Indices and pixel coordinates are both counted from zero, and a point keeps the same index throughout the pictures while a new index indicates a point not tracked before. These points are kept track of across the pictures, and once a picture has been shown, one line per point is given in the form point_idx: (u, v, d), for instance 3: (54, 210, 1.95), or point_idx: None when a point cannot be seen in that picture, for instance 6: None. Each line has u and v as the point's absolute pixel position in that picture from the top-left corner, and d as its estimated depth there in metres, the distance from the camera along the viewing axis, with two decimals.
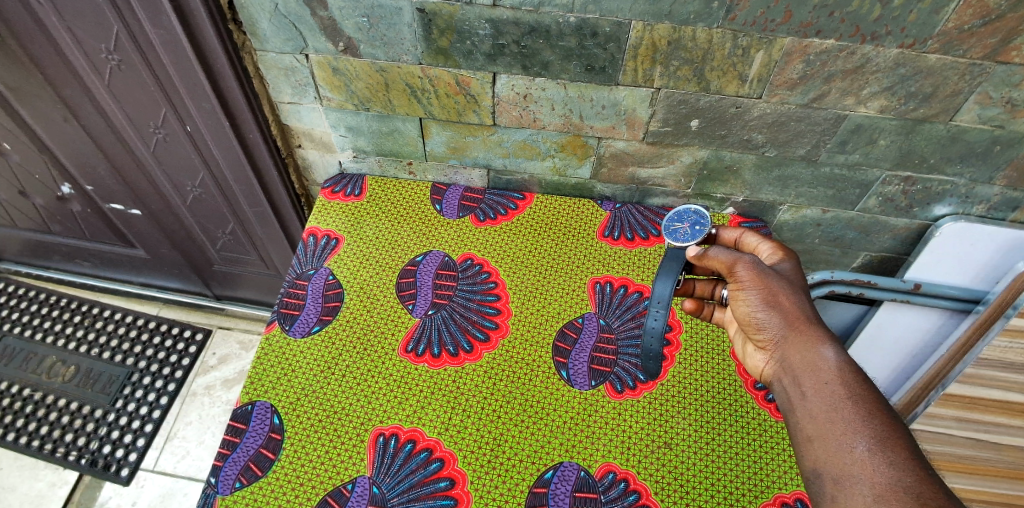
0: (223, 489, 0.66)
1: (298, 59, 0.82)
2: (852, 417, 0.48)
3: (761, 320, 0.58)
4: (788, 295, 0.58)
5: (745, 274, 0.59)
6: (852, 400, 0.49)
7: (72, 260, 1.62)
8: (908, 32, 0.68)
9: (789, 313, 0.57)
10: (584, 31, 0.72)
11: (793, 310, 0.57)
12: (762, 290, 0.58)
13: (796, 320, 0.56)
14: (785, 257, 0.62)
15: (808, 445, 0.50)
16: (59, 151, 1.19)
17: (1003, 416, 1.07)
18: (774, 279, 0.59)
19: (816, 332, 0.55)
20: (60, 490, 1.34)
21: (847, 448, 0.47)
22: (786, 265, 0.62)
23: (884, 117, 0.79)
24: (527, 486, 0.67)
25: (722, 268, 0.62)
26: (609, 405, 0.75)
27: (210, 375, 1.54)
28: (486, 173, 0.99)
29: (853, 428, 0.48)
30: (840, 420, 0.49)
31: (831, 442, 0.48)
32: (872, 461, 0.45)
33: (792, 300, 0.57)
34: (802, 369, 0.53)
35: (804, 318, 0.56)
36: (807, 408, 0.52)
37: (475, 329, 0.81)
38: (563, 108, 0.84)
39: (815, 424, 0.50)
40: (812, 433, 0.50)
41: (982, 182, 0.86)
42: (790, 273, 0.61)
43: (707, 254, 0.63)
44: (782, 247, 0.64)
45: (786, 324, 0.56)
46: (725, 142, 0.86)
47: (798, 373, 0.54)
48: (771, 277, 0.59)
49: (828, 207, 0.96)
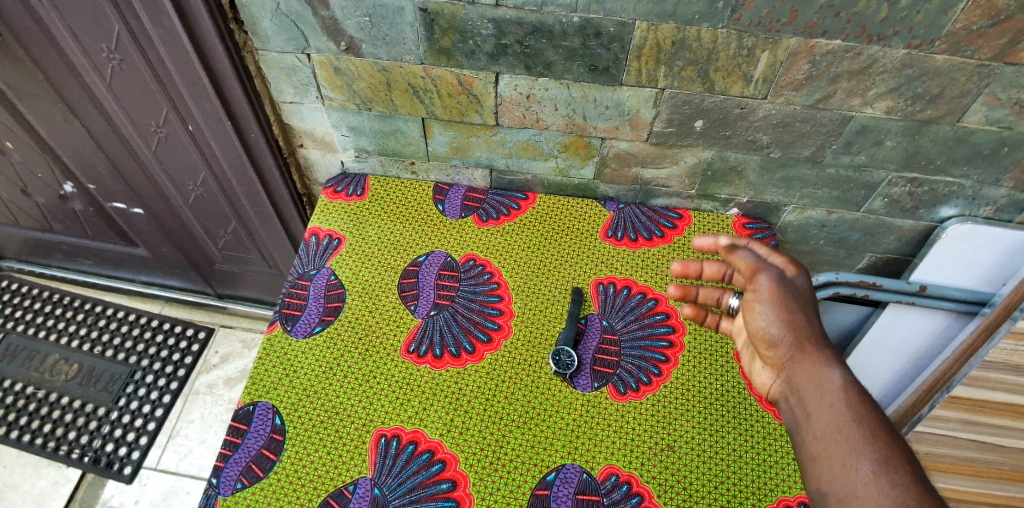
0: (225, 490, 0.66)
1: (300, 58, 0.81)
2: (856, 437, 0.48)
3: (774, 335, 0.59)
4: (801, 310, 0.59)
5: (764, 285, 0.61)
6: (857, 422, 0.49)
7: (75, 259, 1.62)
8: (915, 32, 0.67)
9: (800, 331, 0.57)
10: (587, 31, 0.72)
11: (804, 329, 0.58)
12: (775, 301, 0.60)
13: (805, 340, 0.57)
14: (800, 270, 0.62)
15: (812, 466, 0.50)
16: (61, 151, 1.20)
17: (1009, 419, 1.05)
18: (790, 293, 0.60)
19: (823, 355, 0.56)
20: (62, 488, 1.34)
21: (851, 469, 0.46)
22: (802, 279, 0.62)
23: (890, 118, 0.78)
24: (528, 489, 0.67)
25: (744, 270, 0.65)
26: (611, 407, 0.74)
27: (212, 374, 1.55)
28: (488, 173, 0.98)
29: (857, 450, 0.47)
30: (844, 441, 0.48)
31: (835, 462, 0.48)
32: (876, 482, 0.45)
33: (805, 318, 0.58)
34: (809, 392, 0.53)
35: (813, 339, 0.57)
36: (811, 430, 0.51)
37: (476, 330, 0.81)
38: (566, 108, 0.83)
39: (820, 447, 0.50)
40: (816, 454, 0.49)
41: (989, 183, 0.86)
42: (805, 290, 0.61)
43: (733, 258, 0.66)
44: (796, 262, 0.63)
45: (797, 342, 0.57)
46: (729, 142, 0.85)
47: (804, 395, 0.54)
48: (788, 291, 0.60)
49: (833, 209, 0.95)
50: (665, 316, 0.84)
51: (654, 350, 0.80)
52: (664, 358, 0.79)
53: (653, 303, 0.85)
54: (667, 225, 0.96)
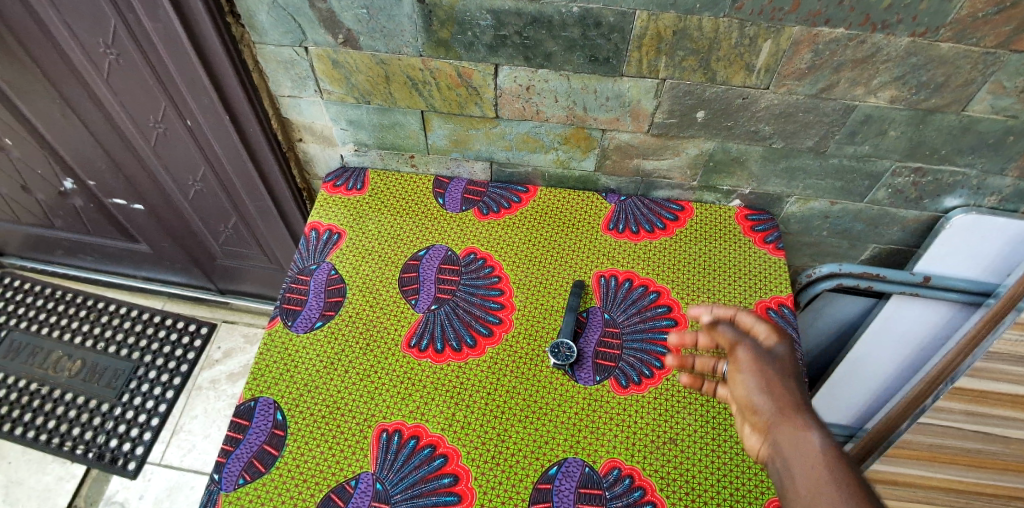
0: (226, 486, 0.66)
1: (297, 52, 0.81)
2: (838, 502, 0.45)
3: (755, 404, 0.56)
4: (781, 379, 0.57)
5: (743, 356, 0.60)
6: (840, 487, 0.46)
7: (76, 255, 1.62)
8: (919, 20, 0.66)
9: (782, 399, 0.55)
10: (587, 21, 0.71)
11: (784, 396, 0.55)
12: (757, 373, 0.58)
13: (786, 407, 0.54)
14: (780, 339, 0.61)
15: None
16: (60, 147, 1.19)
17: (1012, 411, 1.04)
18: (771, 365, 0.59)
19: (805, 420, 0.53)
20: (67, 484, 1.35)
21: None
22: (783, 348, 0.61)
23: (894, 107, 0.77)
24: (530, 483, 0.67)
25: (726, 344, 0.63)
26: (613, 400, 0.74)
27: (215, 369, 1.55)
28: (488, 166, 0.98)
29: None
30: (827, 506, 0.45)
31: None
32: None
33: (786, 385, 0.57)
34: (791, 458, 0.50)
35: (795, 405, 0.54)
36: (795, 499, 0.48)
37: (478, 325, 0.80)
38: (566, 100, 0.82)
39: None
40: None
41: (994, 173, 0.85)
42: (785, 359, 0.60)
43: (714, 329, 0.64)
44: (778, 329, 0.62)
45: (777, 409, 0.55)
46: (731, 133, 0.85)
47: (787, 462, 0.51)
48: (767, 361, 0.59)
49: (837, 199, 0.94)
50: (667, 309, 0.83)
51: (656, 343, 0.80)
52: (666, 351, 0.79)
53: (655, 296, 0.85)
54: (669, 217, 0.95)
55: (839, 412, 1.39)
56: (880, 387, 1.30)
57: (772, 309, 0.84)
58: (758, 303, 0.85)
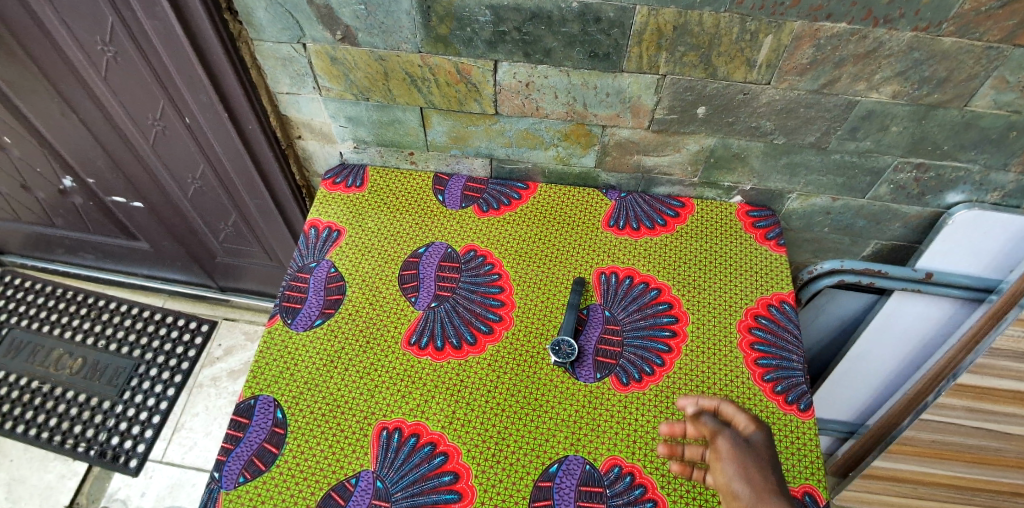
0: (226, 484, 0.65)
1: (295, 48, 0.80)
2: None
3: (735, 491, 0.53)
4: (759, 468, 0.54)
5: (721, 444, 0.57)
6: None
7: (76, 253, 1.62)
8: (922, 14, 0.66)
9: (759, 484, 0.52)
10: (587, 16, 0.70)
11: (762, 482, 0.52)
12: (740, 464, 0.54)
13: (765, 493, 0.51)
14: (756, 427, 0.59)
15: None
16: (59, 145, 1.19)
17: (1014, 407, 1.05)
18: (752, 456, 0.55)
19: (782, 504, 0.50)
20: (69, 481, 1.35)
21: None
22: (759, 436, 0.58)
23: (896, 102, 0.76)
24: (531, 480, 0.67)
25: (706, 434, 0.59)
26: (614, 398, 0.74)
27: (216, 367, 1.55)
28: (488, 162, 0.97)
29: None
30: None
31: None
32: None
33: (763, 472, 0.53)
34: None
35: (772, 491, 0.51)
36: None
37: (478, 322, 0.80)
38: (566, 96, 0.82)
39: None
40: None
41: (996, 168, 0.84)
42: (762, 447, 0.57)
43: (695, 417, 0.61)
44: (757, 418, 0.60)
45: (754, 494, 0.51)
46: (732, 129, 0.84)
47: None
48: (744, 448, 0.56)
49: (838, 195, 0.94)
50: (668, 306, 0.83)
51: (657, 340, 0.79)
52: (667, 348, 0.79)
53: (655, 293, 0.84)
54: (670, 213, 0.95)
55: (840, 408, 1.39)
56: (881, 383, 1.29)
57: (773, 306, 0.84)
58: (759, 299, 0.84)
